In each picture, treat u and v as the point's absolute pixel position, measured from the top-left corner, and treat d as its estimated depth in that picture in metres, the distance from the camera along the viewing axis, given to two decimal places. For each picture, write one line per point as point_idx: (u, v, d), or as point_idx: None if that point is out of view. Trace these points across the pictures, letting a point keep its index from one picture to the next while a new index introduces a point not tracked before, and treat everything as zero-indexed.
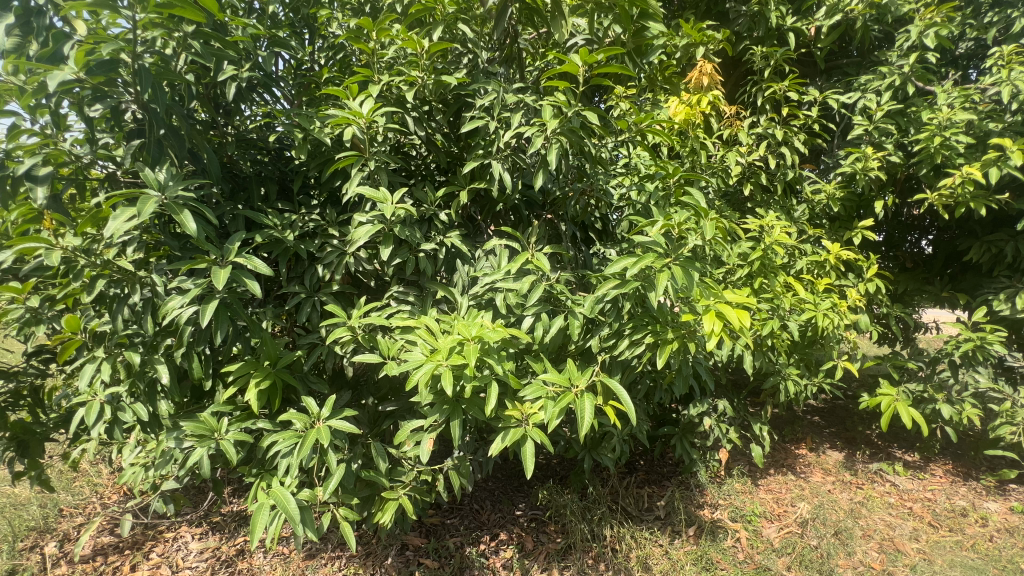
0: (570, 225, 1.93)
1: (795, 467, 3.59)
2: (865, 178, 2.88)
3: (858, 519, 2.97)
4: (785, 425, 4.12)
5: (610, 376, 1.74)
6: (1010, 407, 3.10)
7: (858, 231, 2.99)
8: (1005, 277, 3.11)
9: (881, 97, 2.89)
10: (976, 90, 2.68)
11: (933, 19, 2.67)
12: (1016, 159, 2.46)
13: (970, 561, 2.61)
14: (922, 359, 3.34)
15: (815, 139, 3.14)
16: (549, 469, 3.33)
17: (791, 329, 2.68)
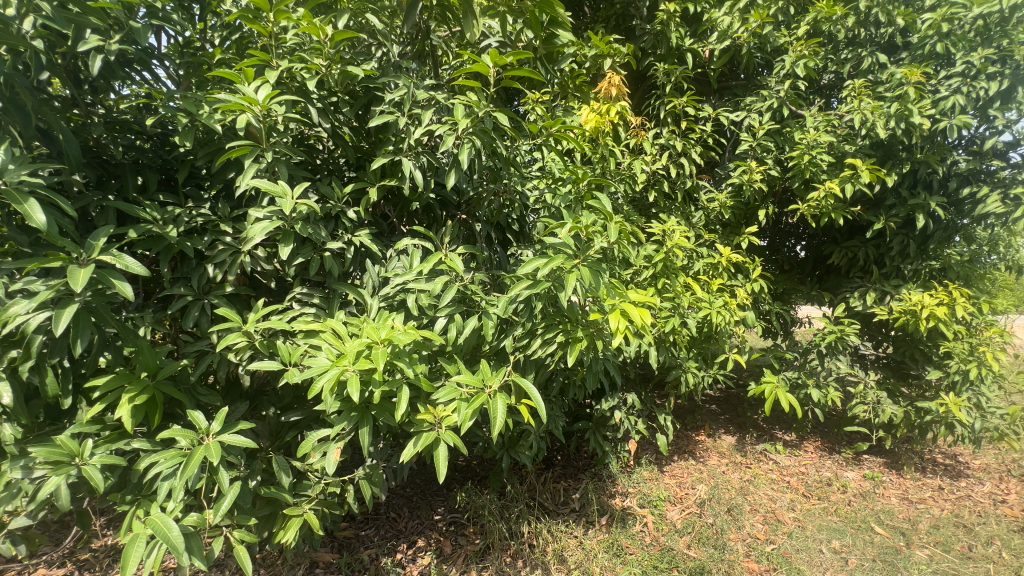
0: (485, 225, 1.95)
1: (695, 452, 3.92)
2: (750, 189, 3.21)
3: (746, 496, 3.30)
4: (686, 414, 4.49)
5: (525, 375, 1.77)
6: (863, 389, 3.62)
7: (745, 237, 3.33)
8: (859, 278, 3.63)
9: (763, 117, 3.25)
10: (836, 116, 3.10)
11: (803, 52, 3.06)
12: (865, 177, 2.88)
13: (834, 524, 3.00)
14: (797, 350, 3.80)
15: (709, 152, 3.45)
16: (468, 471, 3.36)
17: (690, 325, 2.92)
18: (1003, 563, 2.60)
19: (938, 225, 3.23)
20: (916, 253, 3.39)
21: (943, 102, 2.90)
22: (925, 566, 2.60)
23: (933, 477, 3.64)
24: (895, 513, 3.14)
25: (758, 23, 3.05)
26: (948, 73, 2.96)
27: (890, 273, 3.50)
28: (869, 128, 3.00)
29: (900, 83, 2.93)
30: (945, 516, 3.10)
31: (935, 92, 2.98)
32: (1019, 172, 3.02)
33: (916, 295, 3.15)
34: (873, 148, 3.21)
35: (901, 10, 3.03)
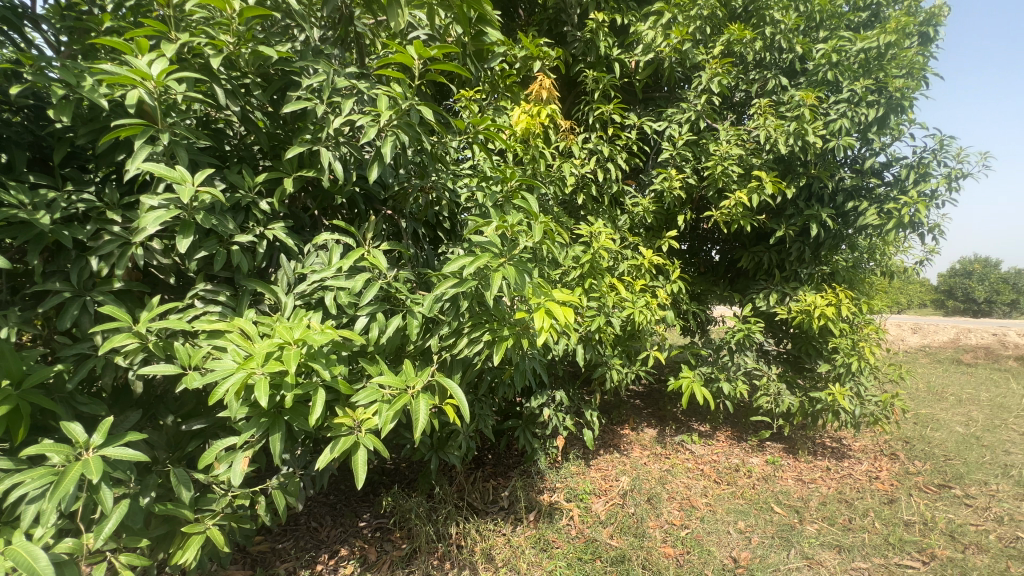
0: (411, 222, 1.90)
1: (620, 446, 4.12)
2: (670, 195, 3.42)
3: (664, 486, 3.50)
4: (612, 409, 4.71)
5: (451, 375, 1.74)
6: (766, 381, 3.98)
7: (666, 240, 3.54)
8: (763, 280, 3.98)
9: (682, 128, 3.47)
10: (745, 131, 3.37)
11: (717, 70, 3.31)
12: (768, 188, 3.16)
13: (740, 507, 3.27)
14: (711, 347, 4.09)
15: (634, 159, 3.62)
16: (397, 475, 3.31)
17: (614, 324, 3.04)
18: (875, 532, 2.95)
19: (828, 234, 3.62)
20: (810, 259, 3.78)
21: (832, 124, 3.25)
22: (814, 539, 2.89)
23: (823, 459, 4.07)
24: (790, 493, 3.47)
25: (678, 39, 3.24)
26: (837, 98, 3.31)
27: (789, 276, 3.87)
28: (772, 144, 3.29)
29: (798, 104, 3.25)
30: (831, 493, 3.47)
31: (827, 115, 3.33)
32: (892, 189, 3.46)
33: (810, 297, 3.51)
34: (776, 162, 3.53)
35: (799, 39, 3.37)
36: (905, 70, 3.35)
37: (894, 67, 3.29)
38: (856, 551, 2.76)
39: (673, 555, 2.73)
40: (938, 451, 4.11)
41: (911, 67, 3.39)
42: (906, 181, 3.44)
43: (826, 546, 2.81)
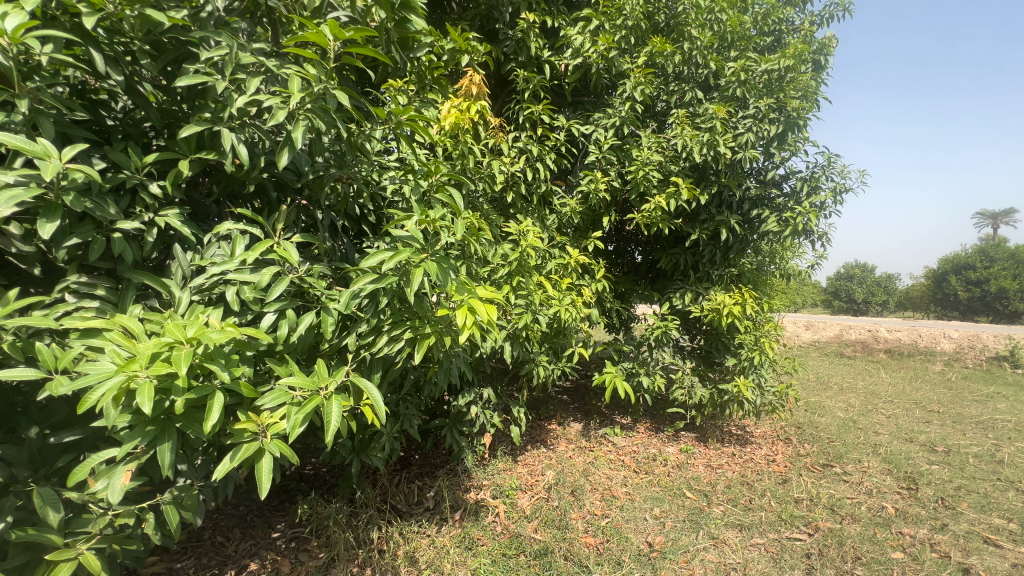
0: (328, 214, 1.80)
1: (546, 440, 4.30)
2: (596, 197, 3.54)
3: (587, 479, 3.63)
4: (540, 405, 4.97)
5: (371, 375, 1.68)
6: (681, 375, 4.25)
7: (591, 240, 3.67)
8: (680, 280, 4.24)
9: (607, 132, 3.61)
10: (665, 139, 3.57)
11: (640, 80, 3.47)
12: (684, 195, 3.37)
13: (656, 494, 3.46)
14: (633, 343, 4.30)
15: (563, 160, 3.71)
16: (316, 480, 3.17)
17: (541, 321, 3.10)
18: (771, 509, 3.25)
19: (735, 238, 3.94)
20: (720, 261, 4.07)
21: (740, 137, 3.53)
22: (720, 520, 3.12)
23: (729, 445, 4.43)
24: (701, 479, 3.73)
25: (605, 47, 3.36)
26: (744, 114, 3.60)
27: (702, 277, 4.16)
28: (688, 152, 3.51)
29: (711, 116, 3.49)
30: (735, 477, 3.78)
31: (736, 128, 3.61)
32: (789, 200, 3.83)
33: (719, 297, 3.79)
34: (692, 170, 3.77)
35: (713, 56, 3.62)
36: (800, 93, 3.72)
37: (792, 89, 3.64)
38: (755, 528, 3.02)
39: (594, 545, 2.83)
40: (824, 434, 4.63)
41: (806, 91, 3.77)
42: (800, 193, 3.82)
43: (730, 526, 3.05)
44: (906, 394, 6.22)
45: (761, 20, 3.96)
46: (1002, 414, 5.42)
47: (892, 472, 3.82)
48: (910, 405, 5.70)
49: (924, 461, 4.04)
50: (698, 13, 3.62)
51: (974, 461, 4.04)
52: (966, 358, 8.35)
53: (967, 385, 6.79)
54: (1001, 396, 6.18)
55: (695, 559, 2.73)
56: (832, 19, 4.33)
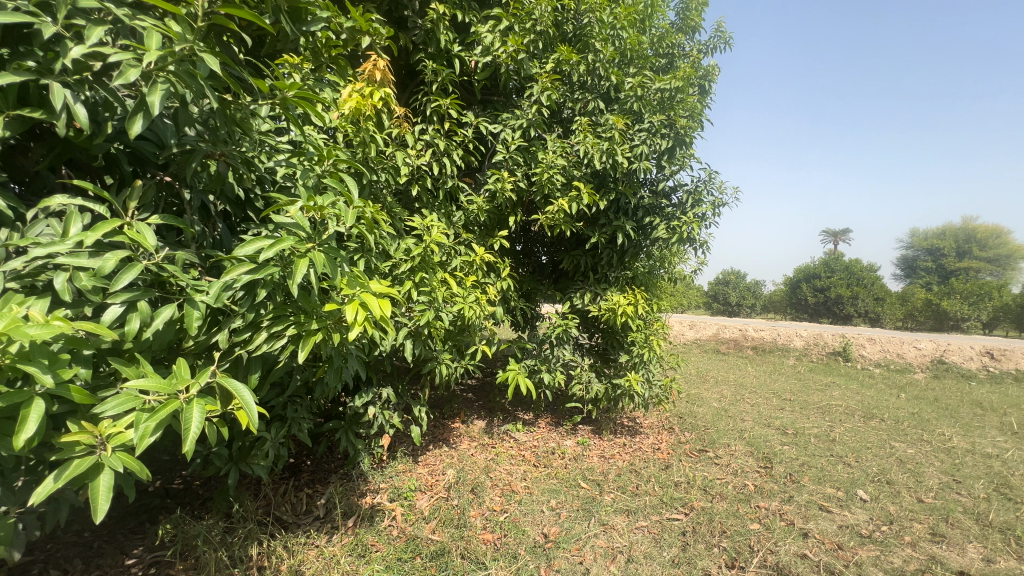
0: (197, 194, 1.60)
1: (449, 439, 4.31)
2: (502, 196, 3.59)
3: (488, 475, 3.66)
4: (444, 403, 4.99)
5: (248, 376, 1.52)
6: (579, 371, 4.47)
7: (497, 239, 3.72)
8: (581, 281, 4.44)
9: (515, 133, 3.68)
10: (569, 145, 3.71)
11: (547, 85, 3.57)
12: (585, 199, 3.53)
13: (553, 486, 3.59)
14: (536, 341, 4.42)
15: (470, 157, 3.67)
16: (186, 496, 2.83)
17: (444, 319, 3.06)
18: (654, 493, 3.54)
19: (630, 243, 4.22)
20: (617, 264, 4.37)
21: (636, 149, 3.80)
22: (610, 507, 3.32)
23: (621, 436, 4.74)
24: (594, 469, 3.94)
25: (514, 48, 3.41)
26: (640, 127, 3.88)
27: (600, 278, 4.42)
28: (589, 159, 3.68)
29: (611, 127, 3.71)
30: (625, 465, 4.05)
31: (632, 140, 3.87)
32: (676, 210, 4.20)
33: (615, 297, 4.04)
34: (593, 177, 3.98)
35: (614, 70, 3.84)
36: (688, 113, 4.09)
37: (680, 109, 3.99)
38: (640, 512, 3.26)
39: (491, 540, 2.85)
40: (700, 423, 5.16)
41: (693, 111, 4.15)
42: (686, 204, 4.20)
43: (618, 512, 3.26)
44: (767, 385, 7.17)
45: (656, 42, 4.28)
46: (835, 399, 6.45)
47: (753, 454, 4.35)
48: (768, 394, 6.56)
49: (778, 442, 4.67)
50: (602, 28, 3.81)
51: (814, 440, 4.75)
52: (811, 353, 9.82)
53: (811, 376, 7.98)
54: (835, 385, 7.35)
55: (586, 546, 2.86)
56: (715, 50, 4.82)
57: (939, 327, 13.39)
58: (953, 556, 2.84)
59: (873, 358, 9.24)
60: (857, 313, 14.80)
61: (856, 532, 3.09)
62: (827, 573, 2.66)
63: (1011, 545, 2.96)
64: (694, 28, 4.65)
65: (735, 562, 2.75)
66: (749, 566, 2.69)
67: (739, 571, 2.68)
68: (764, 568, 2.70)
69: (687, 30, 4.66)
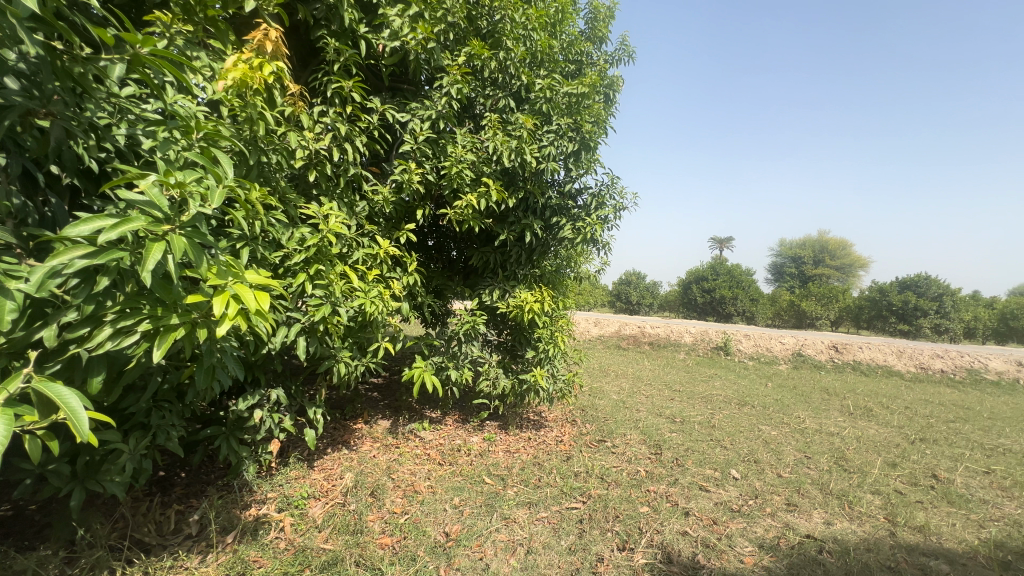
0: (18, 160, 1.33)
1: (349, 441, 4.09)
2: (409, 188, 3.46)
3: (389, 477, 3.53)
4: (346, 403, 4.73)
5: (88, 379, 1.29)
6: (487, 367, 4.49)
7: (403, 233, 3.60)
8: (490, 277, 4.45)
9: (424, 123, 3.57)
10: (479, 140, 3.69)
11: (458, 78, 3.53)
12: (494, 196, 3.54)
13: (457, 483, 3.57)
14: (443, 338, 4.35)
15: (375, 145, 3.50)
16: (15, 525, 2.37)
17: (342, 314, 2.87)
18: (555, 484, 3.65)
19: (537, 241, 4.31)
20: (525, 262, 4.46)
21: (544, 149, 3.89)
22: (512, 501, 3.36)
23: (526, 430, 4.83)
24: (499, 464, 3.97)
25: (424, 36, 3.29)
26: (548, 129, 3.98)
27: (509, 275, 4.47)
28: (499, 156, 3.71)
29: (520, 126, 3.76)
30: (529, 459, 4.14)
31: (541, 140, 3.97)
32: (581, 212, 4.38)
33: (523, 294, 4.09)
34: (502, 174, 4.00)
35: (525, 70, 3.89)
36: (593, 119, 4.28)
37: (586, 114, 4.16)
38: (541, 504, 3.34)
39: (390, 544, 2.75)
40: (600, 414, 5.45)
41: (598, 118, 4.35)
42: (590, 206, 4.39)
43: (520, 505, 3.32)
44: (660, 377, 7.78)
45: (566, 48, 4.42)
46: (716, 389, 7.18)
47: (645, 442, 4.68)
48: (661, 386, 7.11)
49: (667, 430, 5.08)
50: (514, 27, 3.83)
51: (697, 427, 5.24)
52: (699, 348, 10.84)
53: (697, 369, 8.81)
54: (717, 376, 8.18)
55: (487, 541, 2.86)
56: (620, 62, 5.09)
57: (799, 325, 15.51)
58: (802, 522, 3.27)
59: (747, 352, 10.43)
60: (736, 312, 16.63)
61: (728, 507, 3.45)
62: (703, 546, 2.93)
63: (846, 508, 3.49)
64: (601, 39, 4.87)
65: (625, 544, 2.91)
66: (637, 547, 2.88)
67: (629, 552, 2.84)
68: (651, 547, 2.90)
69: (595, 40, 4.87)
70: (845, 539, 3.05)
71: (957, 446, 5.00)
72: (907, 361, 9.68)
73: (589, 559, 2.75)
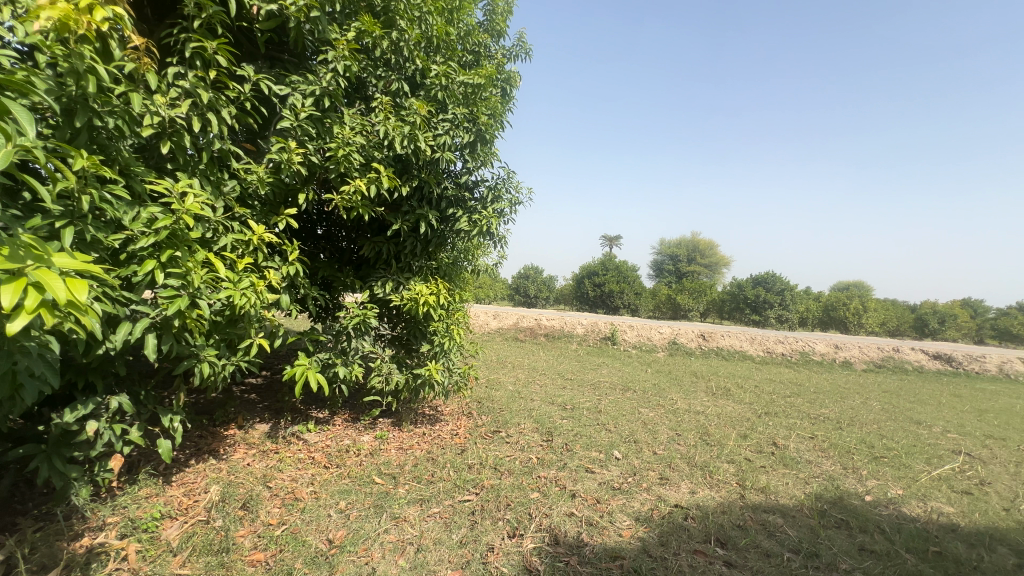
0: None
1: (218, 450, 3.65)
2: (289, 170, 3.14)
3: (265, 486, 3.21)
4: (215, 408, 4.21)
5: None
6: (379, 363, 4.29)
7: (282, 218, 3.26)
8: (382, 269, 4.23)
9: (306, 99, 3.26)
10: (369, 123, 3.48)
11: (345, 54, 3.28)
12: (385, 182, 3.37)
13: (344, 486, 3.36)
14: (330, 333, 4.06)
15: (248, 118, 3.11)
16: None
17: (203, 308, 2.51)
18: (449, 478, 3.62)
19: (433, 233, 4.20)
20: (420, 253, 4.32)
21: (439, 138, 3.79)
22: (403, 499, 3.26)
23: (421, 426, 4.73)
24: (391, 462, 3.83)
25: (306, 3, 2.99)
26: (443, 117, 3.88)
27: (403, 267, 4.29)
28: (391, 142, 3.53)
29: (414, 112, 3.61)
30: (422, 454, 4.04)
31: (435, 128, 3.86)
32: (478, 204, 4.35)
33: (417, 287, 3.95)
34: (395, 161, 3.83)
35: (419, 54, 3.75)
36: (490, 112, 4.27)
37: (483, 106, 4.14)
38: (433, 499, 3.29)
39: (263, 559, 2.50)
40: (496, 406, 5.53)
41: (494, 111, 4.35)
42: (487, 199, 4.38)
43: (412, 503, 3.23)
44: (554, 367, 8.12)
45: (464, 37, 4.34)
46: (603, 377, 7.69)
47: (538, 430, 4.84)
48: (555, 375, 7.42)
49: (559, 417, 5.31)
50: (409, 7, 3.66)
51: (586, 412, 5.56)
52: (589, 338, 11.52)
53: (588, 358, 9.36)
54: (605, 364, 8.77)
55: (374, 544, 2.73)
56: (517, 58, 5.14)
57: (674, 316, 17.23)
58: (672, 493, 3.63)
59: (631, 341, 11.33)
60: (623, 305, 17.97)
61: (611, 486, 3.70)
62: (587, 525, 3.10)
63: (707, 477, 3.94)
64: (499, 33, 4.88)
65: (515, 531, 2.98)
66: (526, 533, 2.96)
67: (518, 539, 2.91)
68: (539, 531, 3.00)
69: (493, 33, 4.87)
70: (706, 504, 3.44)
71: (791, 417, 5.93)
72: (757, 346, 11.26)
73: (479, 550, 2.76)
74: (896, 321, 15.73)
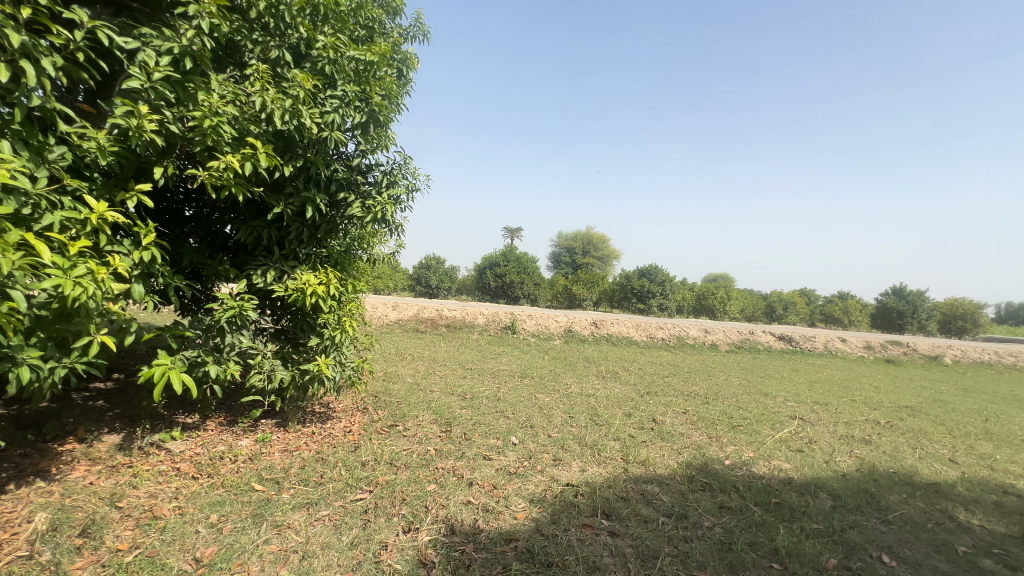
0: None
1: (50, 470, 3.05)
2: (139, 139, 2.67)
3: (113, 507, 2.76)
4: (45, 421, 3.51)
5: None
6: (259, 360, 3.90)
7: (132, 195, 2.78)
8: (262, 256, 3.83)
9: (161, 58, 2.79)
10: (243, 93, 3.10)
11: (211, 10, 2.86)
12: (263, 160, 3.02)
13: (217, 497, 3.01)
14: (199, 328, 3.58)
15: (82, 73, 2.59)
16: None
17: (19, 300, 2.04)
18: (340, 479, 3.42)
19: (321, 218, 3.90)
20: (308, 240, 3.98)
21: (327, 115, 3.50)
22: (287, 505, 3.01)
23: (310, 425, 4.40)
24: (274, 467, 3.52)
25: None
26: (331, 93, 3.59)
27: (288, 255, 3.92)
28: (270, 115, 3.18)
29: (297, 85, 3.29)
30: (311, 455, 3.77)
31: (323, 105, 3.56)
32: (372, 189, 4.13)
33: (304, 276, 3.64)
34: (276, 137, 3.47)
35: (303, 21, 3.42)
36: (384, 92, 4.05)
37: (376, 86, 3.92)
38: (322, 502, 3.09)
39: None
40: (393, 399, 5.35)
41: (389, 92, 4.14)
42: (381, 184, 4.17)
43: (297, 508, 2.99)
44: (454, 357, 8.07)
45: (355, 10, 4.06)
46: (503, 365, 7.84)
47: (436, 421, 4.78)
48: (454, 366, 7.38)
49: (458, 407, 5.29)
50: None
51: (485, 401, 5.62)
52: (490, 327, 11.63)
53: (488, 347, 9.47)
54: (504, 353, 8.94)
55: (252, 557, 2.49)
56: (414, 39, 4.95)
57: (570, 305, 18.13)
58: (564, 473, 3.82)
59: (530, 329, 11.68)
60: (523, 295, 18.45)
61: (507, 471, 3.79)
62: (483, 511, 3.14)
63: (596, 455, 4.21)
64: (394, 10, 4.65)
65: (410, 526, 2.91)
66: (422, 526, 2.90)
67: (413, 533, 2.85)
68: (436, 523, 2.97)
69: (388, 9, 4.63)
70: (594, 481, 3.68)
71: (668, 395, 6.59)
72: (642, 332, 12.30)
73: (371, 549, 2.64)
74: (751, 308, 18.24)
